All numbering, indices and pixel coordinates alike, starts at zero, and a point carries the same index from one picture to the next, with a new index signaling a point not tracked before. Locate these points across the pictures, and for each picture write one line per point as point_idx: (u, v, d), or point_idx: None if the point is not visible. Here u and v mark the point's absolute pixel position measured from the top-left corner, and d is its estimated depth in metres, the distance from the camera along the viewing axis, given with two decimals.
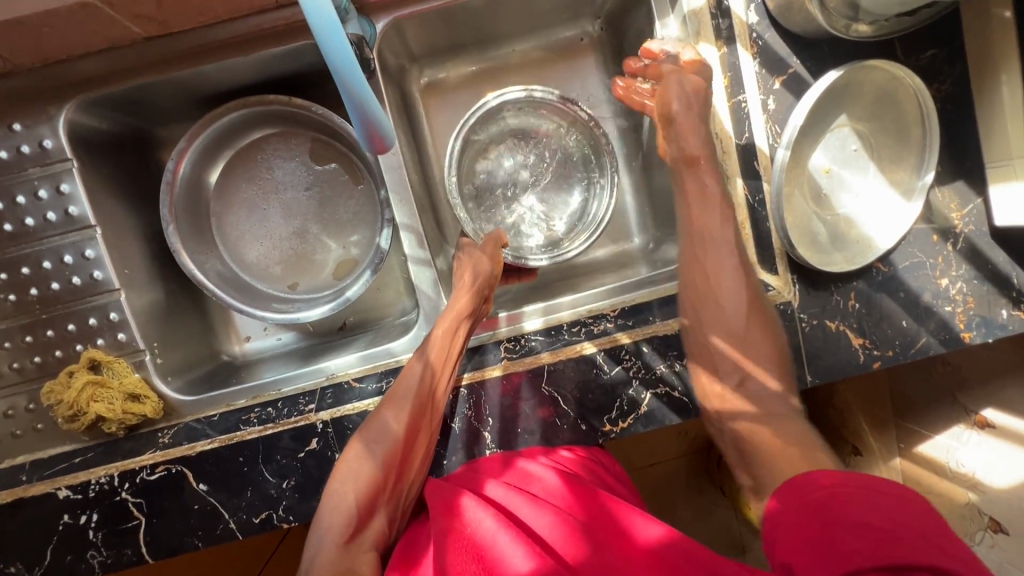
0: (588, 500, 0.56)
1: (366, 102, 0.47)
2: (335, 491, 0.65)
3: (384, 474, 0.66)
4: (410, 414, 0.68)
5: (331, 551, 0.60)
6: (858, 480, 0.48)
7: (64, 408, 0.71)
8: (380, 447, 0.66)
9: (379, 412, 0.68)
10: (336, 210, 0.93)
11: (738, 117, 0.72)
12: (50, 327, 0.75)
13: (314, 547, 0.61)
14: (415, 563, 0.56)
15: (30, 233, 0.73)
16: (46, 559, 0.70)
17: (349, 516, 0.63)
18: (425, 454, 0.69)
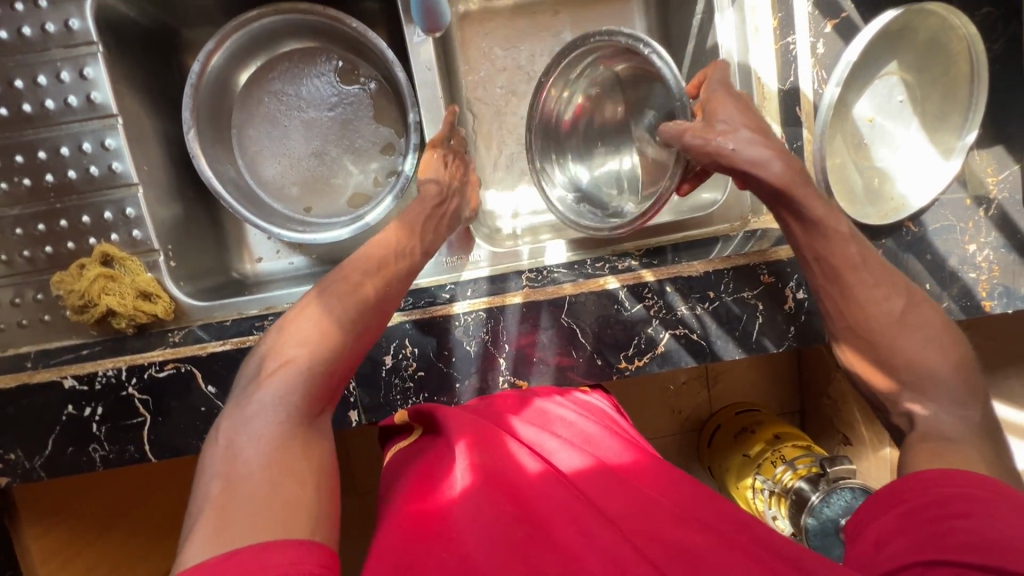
0: (625, 461, 0.54)
1: None
2: (281, 374, 0.52)
3: (330, 375, 0.55)
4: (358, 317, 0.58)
5: (269, 442, 0.49)
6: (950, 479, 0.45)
7: (75, 298, 0.71)
8: (328, 340, 0.55)
9: (314, 298, 0.58)
10: (357, 135, 0.91)
11: (785, 60, 0.71)
12: (64, 218, 0.73)
13: (245, 437, 0.49)
14: (434, 491, 0.51)
15: (49, 117, 0.71)
16: (46, 449, 0.69)
17: (297, 406, 0.51)
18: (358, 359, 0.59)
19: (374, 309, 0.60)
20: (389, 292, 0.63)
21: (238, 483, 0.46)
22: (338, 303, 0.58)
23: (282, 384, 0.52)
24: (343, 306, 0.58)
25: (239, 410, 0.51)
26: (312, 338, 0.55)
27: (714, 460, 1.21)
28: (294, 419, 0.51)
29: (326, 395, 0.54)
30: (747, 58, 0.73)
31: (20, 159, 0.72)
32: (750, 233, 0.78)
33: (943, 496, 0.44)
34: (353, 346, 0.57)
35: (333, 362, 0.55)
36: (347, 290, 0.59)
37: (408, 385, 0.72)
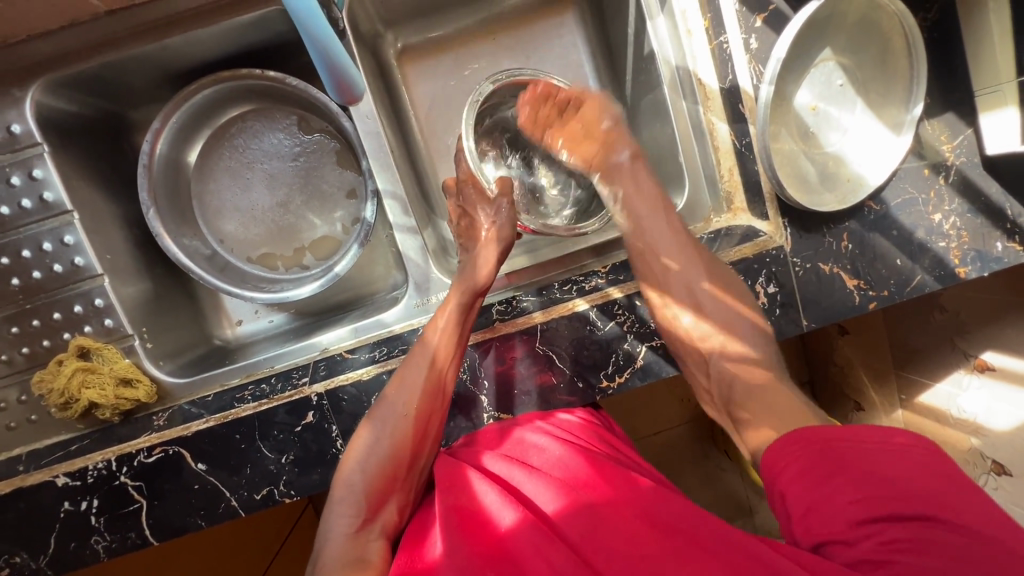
0: (597, 472, 0.54)
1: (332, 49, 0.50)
2: (356, 466, 0.61)
3: (394, 464, 0.61)
4: (420, 397, 0.64)
5: (343, 538, 0.57)
6: (840, 442, 0.48)
7: (55, 397, 0.71)
8: (392, 438, 0.62)
9: (395, 381, 0.65)
10: (321, 183, 0.92)
11: (721, 59, 0.71)
12: (36, 317, 0.74)
13: (326, 531, 0.58)
14: (422, 541, 0.53)
15: (7, 222, 0.72)
16: (49, 548, 0.70)
17: (360, 505, 0.59)
18: (435, 440, 0.65)
19: (435, 394, 0.64)
20: (446, 370, 0.66)
21: (322, 566, 0.56)
22: (392, 404, 0.63)
23: (351, 477, 0.60)
24: (407, 398, 0.64)
25: (329, 505, 0.60)
26: (377, 436, 0.62)
27: (730, 444, 1.19)
28: (364, 511, 0.59)
29: (392, 481, 0.61)
30: (684, 60, 0.74)
31: None
32: (714, 234, 0.75)
33: (811, 456, 0.48)
34: (417, 434, 0.63)
35: (398, 453, 0.62)
36: (411, 373, 0.65)
37: None
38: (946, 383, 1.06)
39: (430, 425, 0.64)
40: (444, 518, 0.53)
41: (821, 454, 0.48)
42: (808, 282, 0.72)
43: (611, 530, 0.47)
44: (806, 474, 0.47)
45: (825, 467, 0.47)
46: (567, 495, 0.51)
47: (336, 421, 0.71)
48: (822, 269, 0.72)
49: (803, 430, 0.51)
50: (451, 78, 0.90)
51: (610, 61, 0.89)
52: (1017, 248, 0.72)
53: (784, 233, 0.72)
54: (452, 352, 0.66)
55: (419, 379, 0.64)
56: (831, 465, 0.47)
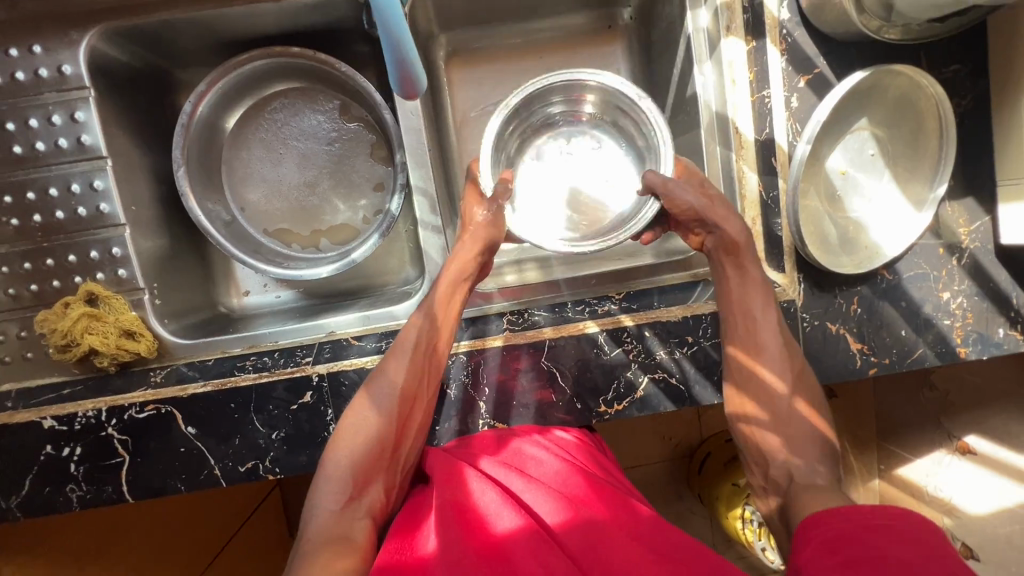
0: (594, 492, 0.55)
1: (401, 42, 0.51)
2: (346, 442, 0.61)
3: (383, 442, 0.61)
4: (409, 375, 0.65)
5: (329, 514, 0.56)
6: (877, 516, 0.46)
7: (57, 337, 0.70)
8: (380, 408, 0.62)
9: (385, 358, 0.66)
10: (351, 171, 0.93)
11: (760, 112, 0.74)
12: (51, 256, 0.74)
13: (313, 506, 0.57)
14: (414, 532, 0.53)
15: (39, 158, 0.72)
16: (22, 489, 0.69)
17: (347, 482, 0.58)
18: (422, 420, 0.66)
19: (421, 376, 0.65)
20: (433, 350, 0.67)
21: (306, 541, 0.55)
22: (384, 381, 0.64)
23: (340, 455, 0.60)
24: (397, 374, 0.65)
25: (315, 482, 0.59)
26: (367, 412, 0.62)
27: (704, 488, 1.20)
28: (351, 487, 0.58)
29: (377, 459, 0.60)
30: (725, 107, 0.76)
31: (8, 199, 0.73)
32: None
33: (842, 527, 0.46)
34: (404, 411, 0.64)
35: (386, 430, 0.62)
36: (402, 352, 0.66)
37: None
38: (926, 459, 1.09)
39: (416, 404, 0.65)
40: (442, 511, 0.53)
41: (854, 526, 0.46)
42: (813, 338, 0.74)
43: (607, 545, 0.48)
44: (833, 541, 0.45)
45: (852, 538, 0.45)
46: (565, 506, 0.52)
47: (333, 405, 0.71)
48: (829, 328, 0.74)
49: (853, 505, 0.49)
50: (495, 89, 0.93)
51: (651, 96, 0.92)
52: (1018, 337, 0.75)
53: (798, 288, 0.74)
54: (443, 335, 0.68)
55: (408, 356, 0.66)
56: (853, 537, 0.45)
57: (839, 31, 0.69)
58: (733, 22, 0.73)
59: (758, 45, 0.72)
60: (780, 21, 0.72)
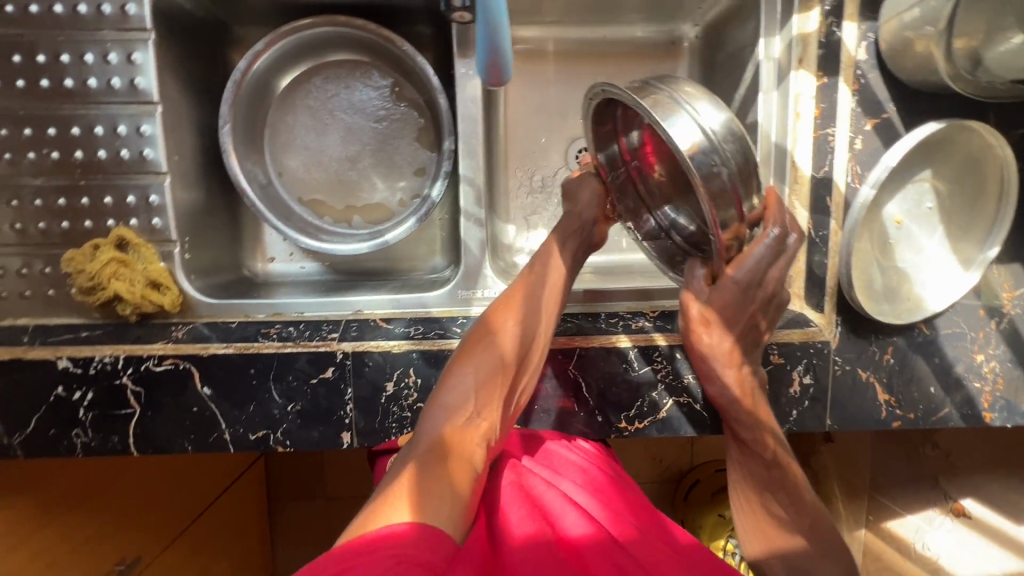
0: (633, 504, 0.59)
1: (496, 26, 0.50)
2: (468, 367, 0.60)
3: (503, 373, 0.61)
4: (530, 315, 0.65)
5: (451, 428, 0.56)
6: None
7: (84, 279, 0.69)
8: (507, 339, 0.63)
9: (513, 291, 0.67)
10: (394, 151, 0.92)
11: (821, 149, 0.73)
12: (86, 195, 0.72)
13: (429, 421, 0.57)
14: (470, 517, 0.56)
15: (89, 94, 0.71)
16: (27, 428, 0.67)
17: (471, 401, 0.58)
18: (535, 364, 0.66)
19: (541, 321, 0.66)
20: (552, 298, 0.68)
21: (418, 452, 0.54)
22: (513, 314, 0.64)
23: (462, 377, 0.60)
24: (525, 311, 0.65)
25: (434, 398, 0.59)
26: (495, 339, 0.63)
27: (687, 516, 1.19)
28: (471, 408, 0.58)
29: (499, 387, 0.61)
30: (784, 139, 0.75)
31: (52, 130, 0.71)
32: None
33: None
34: (526, 352, 0.64)
35: (509, 361, 0.62)
36: (531, 290, 0.66)
37: (405, 415, 0.70)
38: (916, 516, 1.08)
39: (534, 347, 0.65)
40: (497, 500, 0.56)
41: None
42: (842, 382, 0.74)
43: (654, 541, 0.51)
44: None
45: None
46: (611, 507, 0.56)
47: (353, 384, 0.69)
48: (859, 375, 0.74)
49: None
50: (550, 88, 0.92)
51: None
52: None
53: (834, 330, 0.73)
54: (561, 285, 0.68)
55: (533, 297, 0.66)
56: None
57: (915, 78, 0.68)
58: (807, 54, 0.72)
59: (830, 81, 0.71)
60: (857, 60, 0.71)
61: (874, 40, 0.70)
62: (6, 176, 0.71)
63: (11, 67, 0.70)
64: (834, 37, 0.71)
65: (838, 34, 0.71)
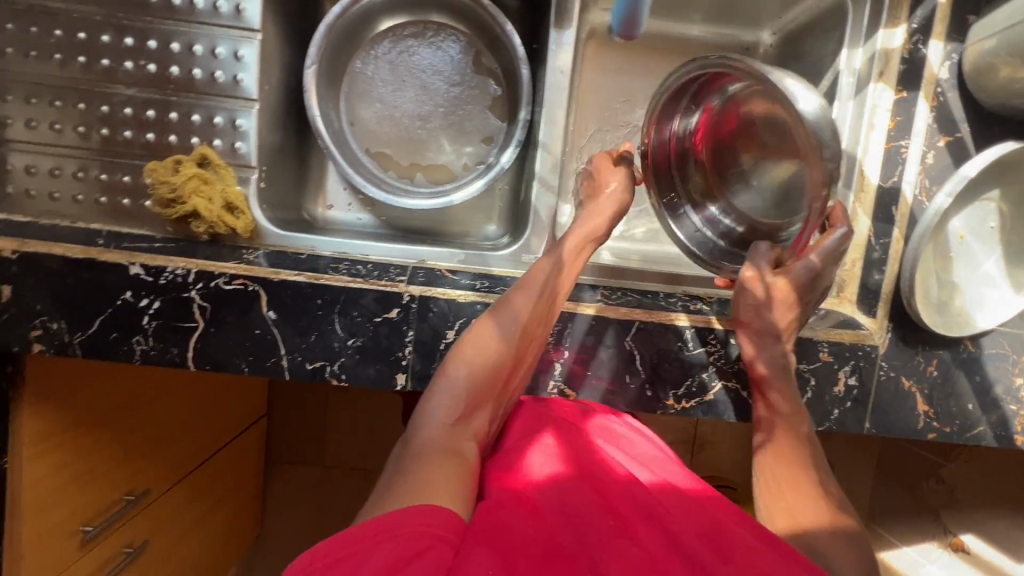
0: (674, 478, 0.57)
1: None
2: (459, 366, 0.61)
3: (497, 372, 0.62)
4: (528, 315, 0.65)
5: (441, 427, 0.57)
6: None
7: (166, 190, 0.70)
8: (500, 342, 0.63)
9: (512, 288, 0.67)
10: (465, 116, 0.94)
11: (891, 160, 0.75)
12: (175, 111, 0.74)
13: (424, 416, 0.58)
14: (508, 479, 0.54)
15: (194, 13, 0.72)
16: (90, 328, 0.68)
17: (460, 399, 0.59)
18: (529, 365, 0.67)
19: (540, 321, 0.66)
20: (551, 303, 0.67)
21: (413, 445, 0.55)
22: (511, 311, 0.64)
23: (455, 373, 0.60)
24: (523, 309, 0.64)
25: (431, 392, 0.60)
26: (491, 336, 0.63)
27: None
28: (461, 406, 0.58)
29: (489, 389, 0.61)
30: (855, 148, 0.78)
31: (152, 43, 0.72)
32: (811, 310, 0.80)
33: None
34: (521, 349, 0.64)
35: (502, 363, 0.62)
36: (530, 288, 0.66)
37: None
38: (914, 548, 1.10)
39: (530, 350, 0.66)
40: (535, 467, 0.55)
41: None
42: (885, 388, 0.75)
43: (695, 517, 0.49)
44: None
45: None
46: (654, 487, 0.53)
47: (415, 327, 0.70)
48: (902, 383, 0.75)
49: None
50: (626, 76, 0.94)
51: None
52: None
53: (884, 335, 0.75)
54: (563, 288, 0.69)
55: (535, 296, 0.65)
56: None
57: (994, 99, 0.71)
58: (888, 68, 0.75)
59: (908, 96, 0.74)
60: (937, 78, 0.74)
61: (956, 61, 0.73)
62: (100, 81, 0.72)
63: None
64: (918, 55, 0.74)
65: (922, 52, 0.74)
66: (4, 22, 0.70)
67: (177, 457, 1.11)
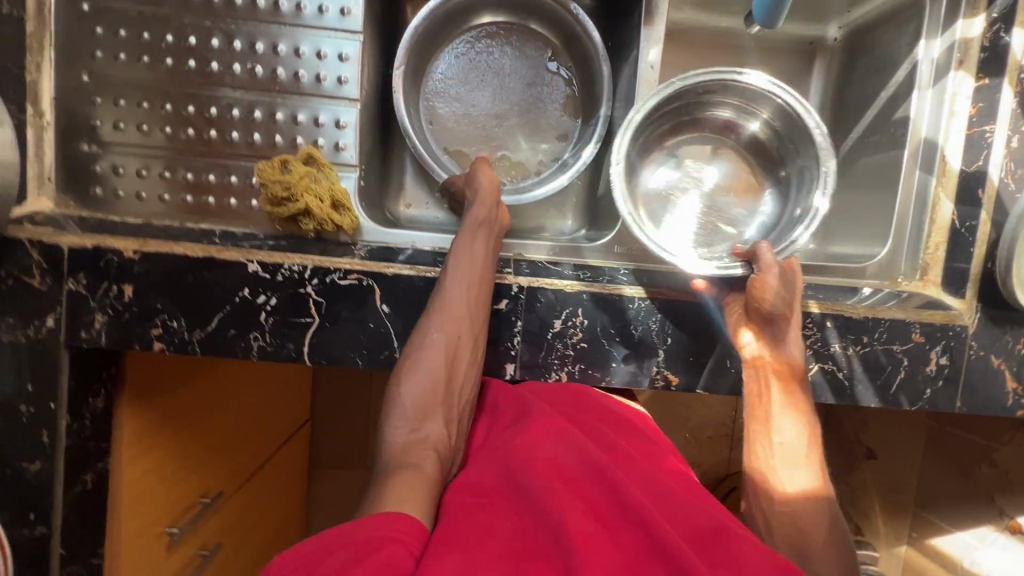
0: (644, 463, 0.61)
1: None
2: (410, 382, 0.66)
3: (435, 382, 0.66)
4: (454, 318, 0.67)
5: (398, 443, 0.62)
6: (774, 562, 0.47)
7: (279, 189, 0.70)
8: (430, 354, 0.66)
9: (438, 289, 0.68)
10: (540, 114, 0.96)
11: (975, 146, 0.78)
12: (281, 112, 0.75)
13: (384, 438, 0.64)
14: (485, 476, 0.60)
15: (300, 16, 0.73)
16: (209, 325, 0.69)
17: (410, 415, 0.64)
18: (472, 359, 0.69)
19: (474, 319, 0.68)
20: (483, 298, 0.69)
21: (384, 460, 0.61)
22: (443, 316, 0.67)
23: (406, 391, 0.65)
24: (450, 314, 0.67)
25: (392, 402, 0.65)
26: (424, 349, 0.66)
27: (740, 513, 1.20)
28: (414, 420, 0.64)
29: (432, 398, 0.65)
30: (936, 135, 0.80)
31: (260, 46, 0.73)
32: (897, 293, 0.82)
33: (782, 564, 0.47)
34: (454, 349, 0.67)
35: (439, 367, 0.66)
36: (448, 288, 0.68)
37: (568, 352, 0.73)
38: (968, 533, 1.07)
39: (466, 346, 0.68)
40: (508, 459, 0.60)
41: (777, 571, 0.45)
42: (976, 367, 0.77)
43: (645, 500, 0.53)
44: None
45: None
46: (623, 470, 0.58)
47: (524, 317, 0.72)
48: (992, 361, 0.77)
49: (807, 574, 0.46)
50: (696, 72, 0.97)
51: (837, 116, 0.96)
52: None
53: (975, 315, 0.77)
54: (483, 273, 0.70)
55: (455, 293, 0.67)
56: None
57: None
58: (968, 58, 0.78)
59: (991, 83, 0.77)
60: (1020, 65, 0.76)
61: None
62: (208, 85, 0.73)
63: None
64: (999, 44, 0.77)
65: (1003, 41, 0.76)
66: (115, 28, 0.71)
67: (239, 460, 1.06)
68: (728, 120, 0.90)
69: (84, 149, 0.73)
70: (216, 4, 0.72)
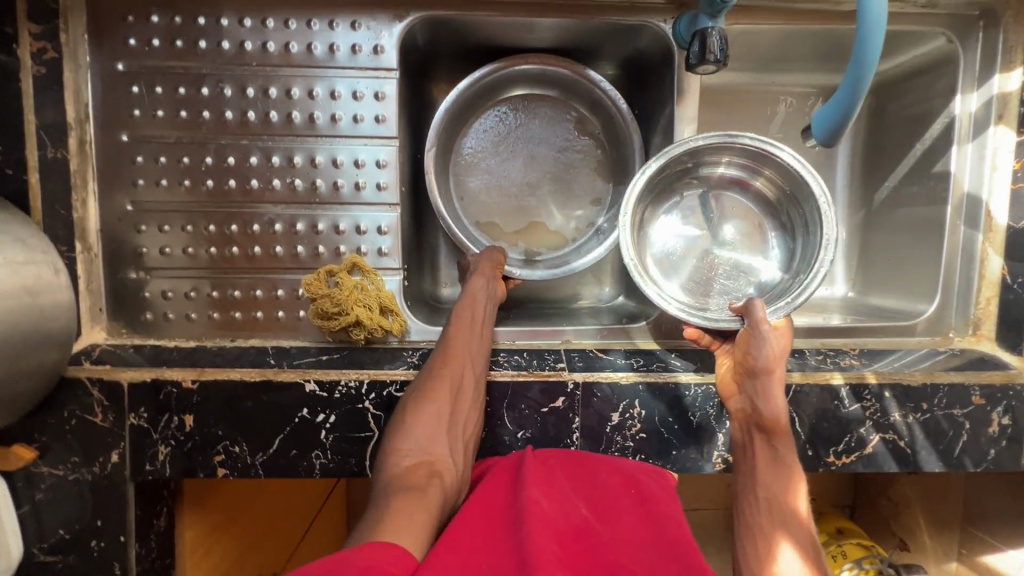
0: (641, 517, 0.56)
1: (859, 82, 0.58)
2: (412, 420, 0.65)
3: (437, 413, 0.66)
4: (454, 357, 0.70)
5: (399, 473, 0.61)
6: None
7: (328, 304, 0.72)
8: (437, 392, 0.67)
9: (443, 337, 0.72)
10: (569, 183, 0.96)
11: (1020, 202, 0.77)
12: (322, 222, 0.75)
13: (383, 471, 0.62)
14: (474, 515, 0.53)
15: (336, 127, 0.73)
16: (271, 447, 0.69)
17: (414, 449, 0.63)
18: (472, 403, 0.69)
19: (474, 360, 0.71)
20: (478, 343, 0.73)
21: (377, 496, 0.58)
22: (448, 357, 0.70)
23: (408, 427, 0.65)
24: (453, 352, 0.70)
25: (393, 439, 0.65)
26: (427, 387, 0.67)
27: None
28: (418, 451, 0.63)
29: (435, 434, 0.65)
30: (979, 190, 0.80)
31: (298, 160, 0.74)
32: (950, 350, 0.81)
33: None
34: (455, 390, 0.68)
35: (440, 403, 0.66)
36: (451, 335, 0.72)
37: (628, 444, 0.72)
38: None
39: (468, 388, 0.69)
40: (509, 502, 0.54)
41: None
42: None
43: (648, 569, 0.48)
44: None
45: None
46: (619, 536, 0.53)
47: (582, 414, 0.72)
48: None
49: None
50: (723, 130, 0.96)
51: (869, 162, 0.95)
52: None
53: None
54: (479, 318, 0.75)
55: (451, 337, 0.72)
56: None
57: None
58: (1008, 113, 0.78)
59: None
60: None
61: None
62: (249, 202, 0.74)
63: (267, 99, 0.73)
64: None
65: None
66: (156, 156, 0.72)
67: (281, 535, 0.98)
68: (736, 177, 0.84)
69: (132, 276, 0.74)
70: (252, 123, 0.73)
